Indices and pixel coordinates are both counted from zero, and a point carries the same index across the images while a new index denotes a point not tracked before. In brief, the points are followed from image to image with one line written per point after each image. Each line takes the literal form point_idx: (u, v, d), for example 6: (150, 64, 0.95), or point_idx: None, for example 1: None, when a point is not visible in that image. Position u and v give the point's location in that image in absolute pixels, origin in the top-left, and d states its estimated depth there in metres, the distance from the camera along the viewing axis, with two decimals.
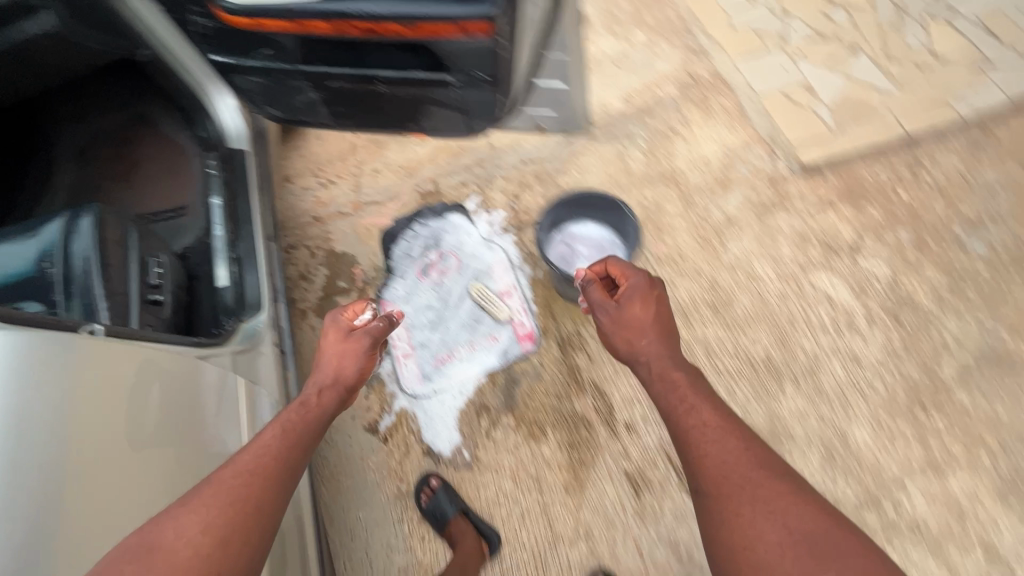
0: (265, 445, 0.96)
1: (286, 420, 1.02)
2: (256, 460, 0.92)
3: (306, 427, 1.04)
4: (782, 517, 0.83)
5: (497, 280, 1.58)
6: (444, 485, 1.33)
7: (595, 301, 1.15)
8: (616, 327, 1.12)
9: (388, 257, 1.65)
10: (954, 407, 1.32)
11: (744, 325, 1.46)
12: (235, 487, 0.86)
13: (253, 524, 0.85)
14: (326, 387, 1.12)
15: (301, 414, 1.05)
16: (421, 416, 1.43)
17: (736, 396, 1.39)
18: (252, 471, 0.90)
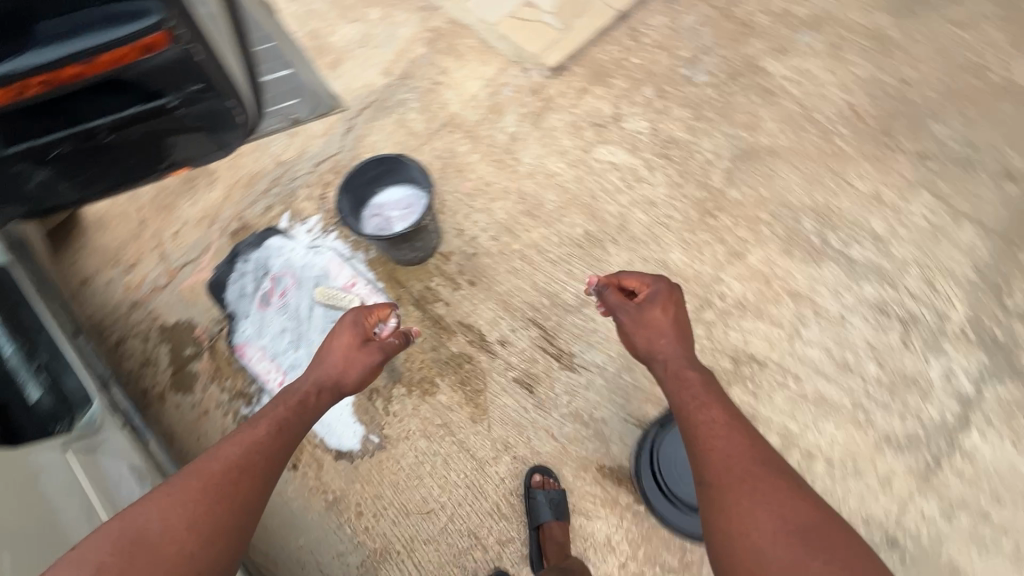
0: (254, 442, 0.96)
1: (282, 416, 1.02)
2: (243, 457, 0.94)
3: (300, 422, 1.04)
4: (778, 513, 0.83)
5: (338, 277, 1.61)
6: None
7: (615, 304, 1.15)
8: (637, 330, 1.10)
9: (224, 304, 1.61)
10: (732, 204, 1.59)
11: (558, 216, 1.63)
12: (219, 483, 0.89)
13: (237, 520, 0.89)
14: (327, 386, 1.09)
15: (298, 411, 1.04)
16: (320, 427, 1.46)
17: (576, 275, 1.56)
18: (240, 470, 0.92)
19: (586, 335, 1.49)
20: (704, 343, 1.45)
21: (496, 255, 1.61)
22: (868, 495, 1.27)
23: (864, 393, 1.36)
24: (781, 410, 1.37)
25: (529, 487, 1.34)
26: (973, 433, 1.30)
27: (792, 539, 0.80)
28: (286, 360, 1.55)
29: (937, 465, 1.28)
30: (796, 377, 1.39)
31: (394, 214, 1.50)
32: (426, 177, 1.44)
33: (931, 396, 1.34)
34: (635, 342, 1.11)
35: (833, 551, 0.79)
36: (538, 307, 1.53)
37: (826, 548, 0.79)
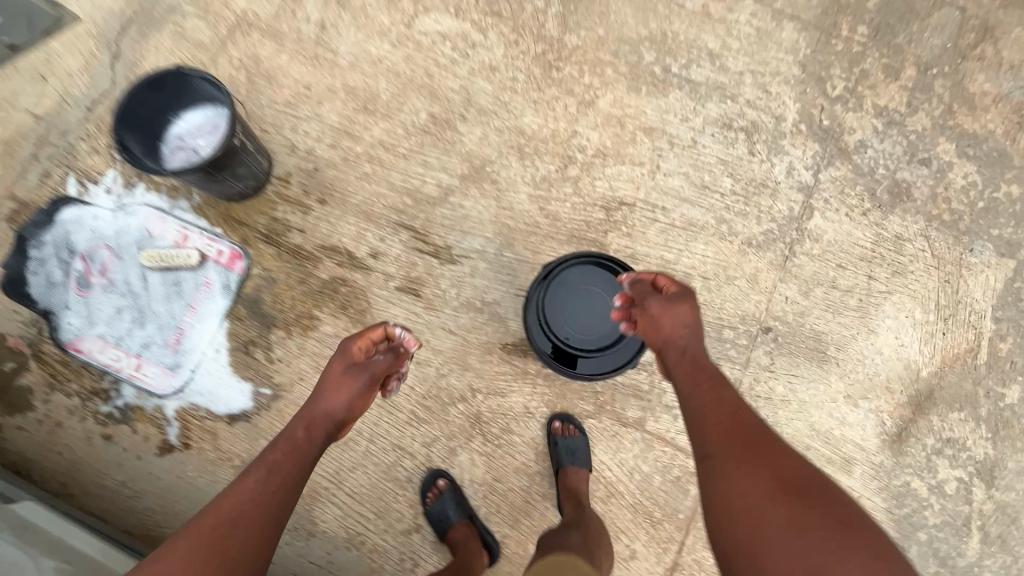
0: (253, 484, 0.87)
1: (276, 456, 0.92)
2: (232, 504, 0.84)
3: (299, 456, 0.94)
4: (771, 476, 0.76)
5: (164, 233, 1.38)
6: (453, 488, 1.26)
7: (643, 293, 1.06)
8: (660, 322, 1.01)
9: (32, 303, 1.34)
10: (573, 50, 1.50)
11: (397, 105, 1.47)
12: (209, 538, 0.79)
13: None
14: (318, 418, 1.00)
15: (292, 448, 0.94)
16: (199, 398, 1.32)
17: (432, 164, 1.44)
18: (231, 522, 0.82)
19: (458, 223, 1.42)
20: (575, 201, 1.44)
21: (341, 164, 1.44)
22: (741, 297, 1.38)
23: (722, 207, 1.43)
24: (656, 244, 1.41)
25: (551, 436, 1.29)
26: (817, 216, 1.42)
27: (789, 497, 0.73)
28: (133, 341, 1.34)
29: (793, 252, 1.40)
30: (664, 209, 1.43)
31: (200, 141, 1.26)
32: (212, 81, 1.17)
33: (778, 194, 1.44)
34: (657, 330, 1.01)
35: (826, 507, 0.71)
36: (401, 208, 1.42)
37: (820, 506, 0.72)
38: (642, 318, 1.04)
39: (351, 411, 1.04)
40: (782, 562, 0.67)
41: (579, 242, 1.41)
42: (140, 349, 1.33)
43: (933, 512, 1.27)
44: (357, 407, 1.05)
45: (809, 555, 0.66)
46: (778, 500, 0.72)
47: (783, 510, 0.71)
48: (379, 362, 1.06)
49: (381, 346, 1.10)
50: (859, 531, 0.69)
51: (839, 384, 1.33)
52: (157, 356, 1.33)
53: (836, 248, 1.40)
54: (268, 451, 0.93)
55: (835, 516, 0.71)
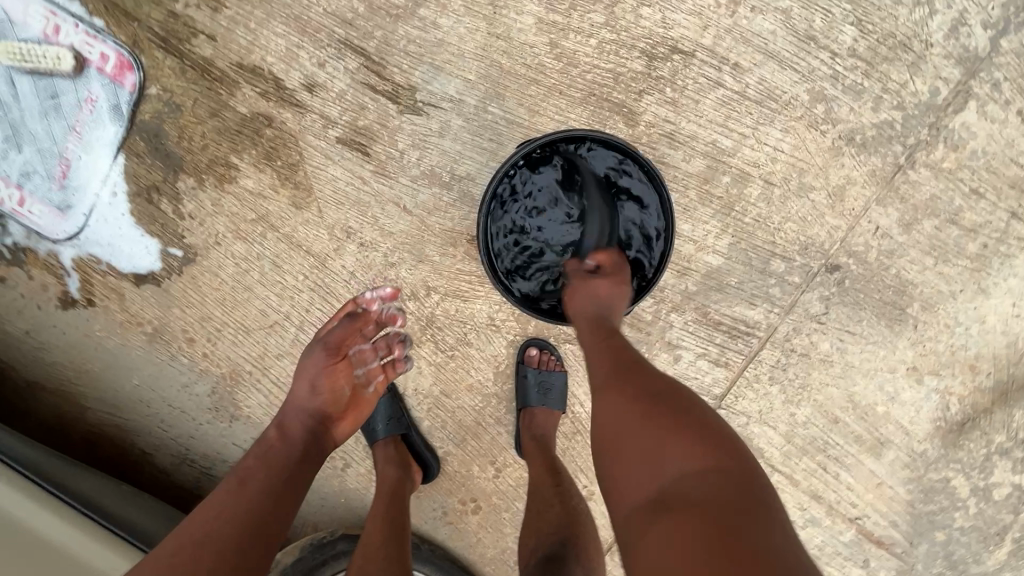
0: (220, 505, 0.72)
1: (249, 465, 0.79)
2: (202, 523, 0.70)
3: (274, 464, 0.80)
4: (631, 389, 0.64)
5: (28, 21, 1.00)
6: (393, 400, 1.08)
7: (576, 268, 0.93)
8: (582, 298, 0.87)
9: None
10: None
11: None
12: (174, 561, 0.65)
13: None
14: (293, 408, 0.87)
15: (269, 452, 0.81)
16: (97, 249, 1.08)
17: None
18: (196, 543, 0.67)
19: (430, 53, 0.98)
20: (604, 38, 0.96)
21: None
22: (811, 217, 0.98)
23: (827, 75, 0.94)
24: (710, 122, 0.97)
25: (521, 364, 1.05)
26: (971, 110, 0.93)
27: (665, 416, 0.59)
28: (9, 166, 1.05)
29: (910, 162, 0.95)
30: (735, 69, 0.95)
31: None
32: None
33: (922, 64, 0.92)
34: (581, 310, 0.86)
35: (693, 419, 0.58)
36: (348, 19, 0.98)
37: (689, 418, 0.58)
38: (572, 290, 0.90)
39: (335, 400, 0.91)
40: (634, 473, 0.56)
41: (598, 104, 0.98)
42: (20, 178, 1.06)
43: (965, 514, 1.04)
44: (335, 385, 0.91)
45: (665, 467, 0.54)
46: (628, 418, 0.61)
47: (633, 420, 0.60)
48: (344, 330, 0.94)
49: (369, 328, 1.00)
50: (707, 425, 0.58)
51: (906, 352, 1.00)
52: (41, 189, 1.06)
53: (980, 163, 0.94)
54: (237, 467, 0.79)
55: (689, 419, 0.58)
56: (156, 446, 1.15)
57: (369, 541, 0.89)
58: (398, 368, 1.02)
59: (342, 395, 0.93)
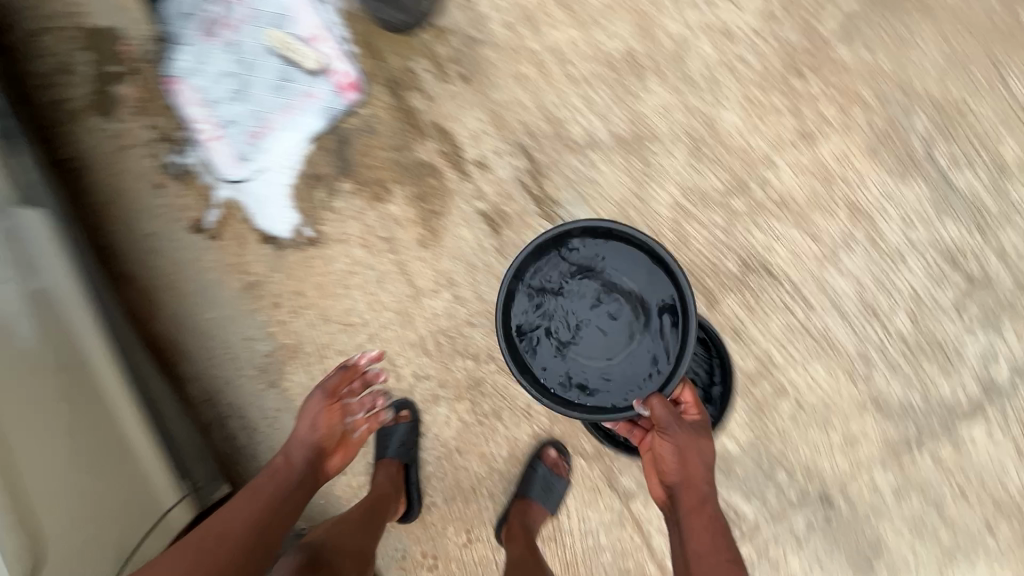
0: (235, 512, 0.91)
1: (260, 483, 0.96)
2: (223, 523, 0.89)
3: (279, 487, 0.96)
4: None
5: (302, 24, 1.25)
6: (411, 427, 1.19)
7: (664, 416, 0.97)
8: (682, 463, 0.97)
9: (160, 19, 1.28)
10: (835, 65, 1.16)
11: (599, 16, 1.20)
12: (197, 545, 0.85)
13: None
14: (297, 443, 1.02)
15: (275, 476, 0.98)
16: (249, 201, 1.25)
17: (596, 104, 1.19)
18: (215, 535, 0.87)
19: (581, 185, 1.19)
20: (718, 237, 1.17)
21: (504, 49, 1.22)
22: (822, 449, 1.13)
23: (876, 345, 1.13)
24: (772, 337, 1.15)
25: (536, 458, 1.15)
26: (978, 426, 1.10)
27: None
28: (222, 111, 1.27)
29: (916, 443, 1.11)
30: (807, 307, 1.14)
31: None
32: None
33: (952, 373, 1.11)
34: (671, 468, 0.98)
35: None
36: (534, 132, 1.21)
37: None
38: (661, 444, 0.99)
39: (329, 436, 1.05)
40: None
41: (691, 282, 1.17)
42: (224, 123, 1.27)
43: None
44: (330, 424, 1.05)
45: None
46: None
47: None
48: (336, 379, 1.07)
49: (360, 384, 1.11)
50: None
51: None
52: (235, 138, 1.26)
53: (971, 470, 1.10)
54: (242, 491, 0.95)
55: None
56: (195, 376, 1.25)
57: (343, 541, 1.01)
58: (382, 417, 1.13)
59: (336, 433, 1.06)
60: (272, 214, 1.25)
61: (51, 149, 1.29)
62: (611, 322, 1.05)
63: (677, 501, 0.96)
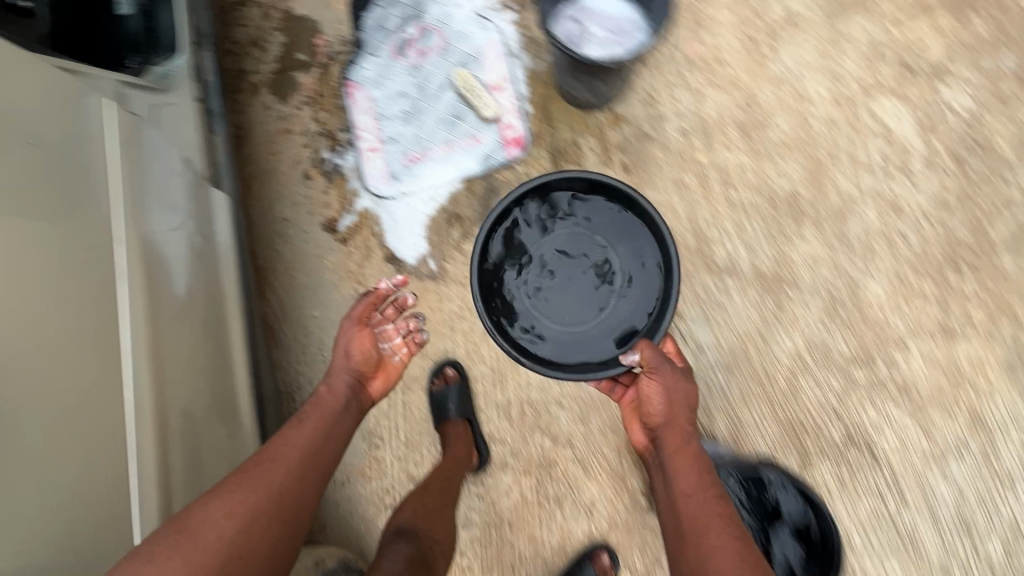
0: (291, 440, 0.93)
1: (306, 410, 1.00)
2: (279, 449, 0.91)
3: (326, 418, 1.00)
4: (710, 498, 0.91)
5: (489, 72, 1.29)
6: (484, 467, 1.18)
7: (654, 360, 1.01)
8: (668, 402, 1.01)
9: (357, 26, 1.33)
10: (994, 271, 1.15)
11: (774, 152, 1.21)
12: (260, 471, 0.86)
13: (279, 507, 0.85)
14: (336, 372, 1.06)
15: (319, 404, 1.01)
16: (385, 217, 1.28)
17: (746, 235, 1.19)
18: (272, 460, 0.89)
19: (710, 306, 1.18)
20: (831, 401, 1.14)
21: (672, 154, 1.23)
22: None
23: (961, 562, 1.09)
24: (857, 518, 1.11)
25: (587, 558, 1.13)
26: None
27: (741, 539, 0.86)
28: (387, 127, 1.30)
29: None
30: (901, 500, 1.11)
31: (622, 22, 1.12)
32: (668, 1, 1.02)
33: None
34: (656, 409, 1.02)
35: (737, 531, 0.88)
36: (678, 241, 1.21)
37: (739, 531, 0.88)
38: (649, 385, 1.02)
39: (367, 361, 1.11)
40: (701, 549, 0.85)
41: (791, 437, 1.14)
42: (387, 138, 1.30)
43: None
44: (364, 350, 1.10)
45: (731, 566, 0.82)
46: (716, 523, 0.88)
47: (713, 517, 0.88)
48: (366, 305, 1.12)
49: (390, 308, 1.18)
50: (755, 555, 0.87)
51: None
52: (391, 156, 1.29)
53: None
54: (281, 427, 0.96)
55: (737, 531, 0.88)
56: (281, 366, 1.27)
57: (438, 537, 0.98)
58: (417, 340, 1.19)
59: (371, 359, 1.11)
60: (404, 237, 1.27)
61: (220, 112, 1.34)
62: (583, 276, 1.11)
63: (663, 444, 1.00)
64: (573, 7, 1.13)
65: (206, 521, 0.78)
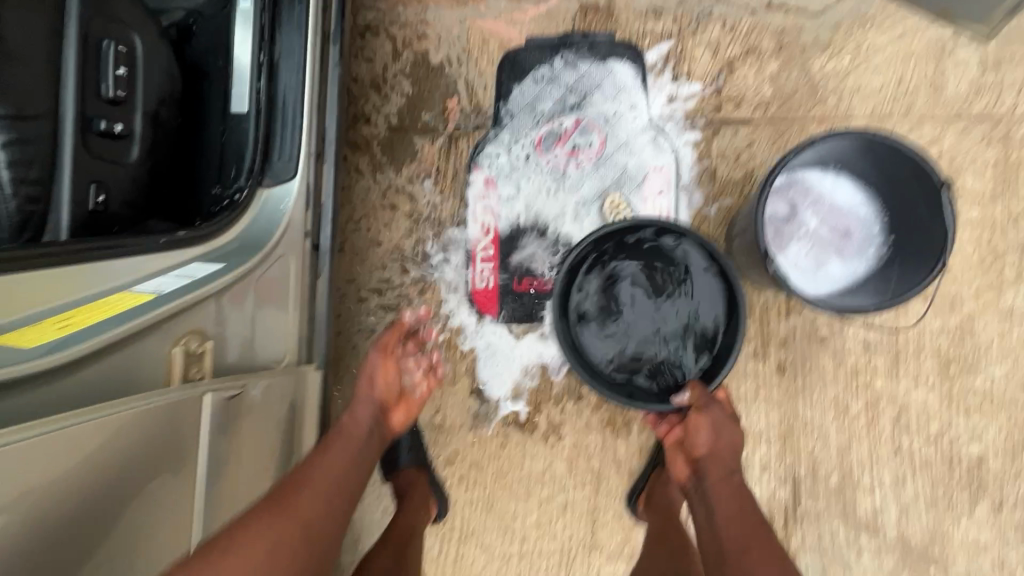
0: (311, 470, 0.73)
1: (323, 443, 0.80)
2: (298, 482, 0.70)
3: (350, 452, 0.79)
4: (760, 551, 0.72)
5: (648, 204, 1.04)
6: None
7: (704, 399, 0.85)
8: (716, 436, 0.84)
9: (501, 100, 1.09)
10: None
11: (972, 404, 0.97)
12: (281, 509, 0.64)
13: (303, 554, 0.63)
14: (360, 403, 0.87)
15: (339, 435, 0.82)
16: (482, 345, 1.09)
17: (903, 492, 0.98)
18: (290, 491, 0.67)
19: (831, 560, 1.00)
20: None
21: (844, 370, 1.00)
22: None
23: None
24: None
25: None
26: None
27: None
28: (508, 239, 1.09)
29: None
30: None
31: (852, 221, 0.86)
32: (936, 245, 0.75)
33: None
34: (700, 442, 0.85)
35: None
36: (819, 473, 1.01)
37: None
38: (694, 422, 0.85)
39: (388, 394, 0.93)
40: None
41: None
42: (505, 252, 1.09)
43: None
44: (387, 380, 0.93)
45: None
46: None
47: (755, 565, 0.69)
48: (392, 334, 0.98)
49: (412, 343, 1.01)
50: None
51: None
52: (505, 275, 1.09)
53: None
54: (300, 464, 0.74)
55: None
56: None
57: None
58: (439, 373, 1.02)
59: (393, 390, 0.94)
60: (498, 372, 1.09)
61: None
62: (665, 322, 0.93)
63: (706, 477, 0.83)
64: (794, 183, 0.87)
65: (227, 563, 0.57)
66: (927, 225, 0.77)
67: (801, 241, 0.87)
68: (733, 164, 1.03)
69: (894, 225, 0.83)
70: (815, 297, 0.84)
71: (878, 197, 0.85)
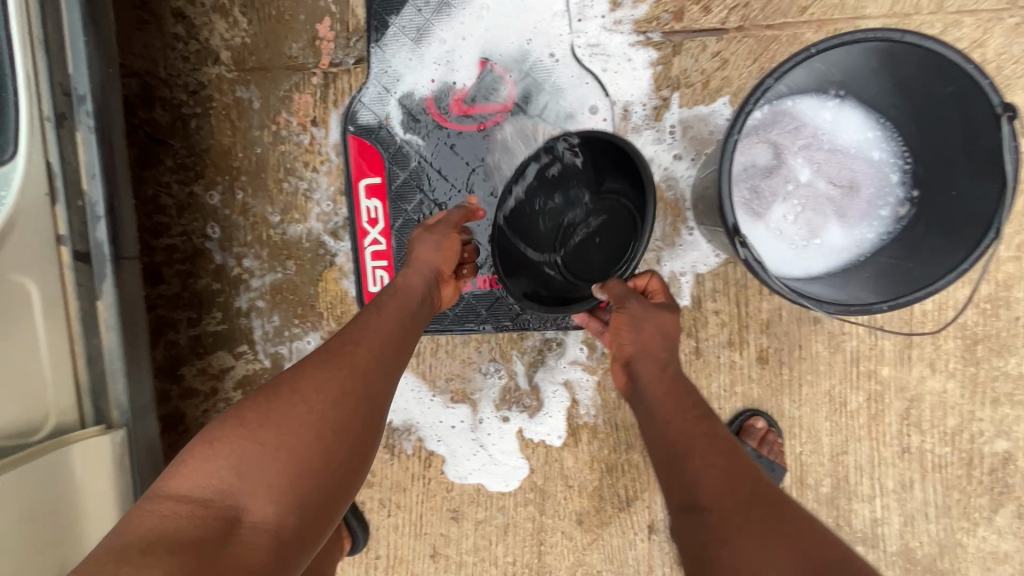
0: (329, 359, 0.55)
1: (362, 317, 0.62)
2: (302, 379, 0.52)
3: (381, 330, 0.60)
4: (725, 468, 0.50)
5: None
6: None
7: (621, 294, 0.65)
8: (638, 333, 0.63)
9: (389, 21, 0.81)
10: None
11: (999, 390, 0.78)
12: (272, 412, 0.49)
13: (303, 467, 0.47)
14: (416, 268, 0.69)
15: (380, 309, 0.63)
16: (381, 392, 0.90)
17: (911, 500, 0.80)
18: (288, 391, 0.51)
19: None
20: None
21: (842, 358, 0.79)
22: None
23: None
24: None
25: None
26: None
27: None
28: (377, 277, 0.85)
29: None
30: None
31: (857, 169, 0.61)
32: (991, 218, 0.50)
33: None
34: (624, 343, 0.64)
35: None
36: (810, 483, 0.82)
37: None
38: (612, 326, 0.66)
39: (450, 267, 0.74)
40: None
41: None
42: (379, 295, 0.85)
43: None
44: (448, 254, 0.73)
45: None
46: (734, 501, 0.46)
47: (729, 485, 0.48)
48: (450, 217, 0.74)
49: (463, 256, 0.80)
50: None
51: None
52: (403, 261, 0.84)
53: None
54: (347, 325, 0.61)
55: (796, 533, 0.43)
56: None
57: None
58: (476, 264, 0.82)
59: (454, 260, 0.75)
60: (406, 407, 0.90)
61: (159, 119, 0.86)
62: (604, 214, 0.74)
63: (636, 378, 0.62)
64: (778, 118, 0.62)
65: (268, 428, 0.48)
66: (970, 176, 0.53)
67: (788, 200, 0.62)
68: (700, 93, 0.77)
69: (918, 172, 0.59)
70: (803, 281, 0.60)
71: (897, 134, 0.60)
